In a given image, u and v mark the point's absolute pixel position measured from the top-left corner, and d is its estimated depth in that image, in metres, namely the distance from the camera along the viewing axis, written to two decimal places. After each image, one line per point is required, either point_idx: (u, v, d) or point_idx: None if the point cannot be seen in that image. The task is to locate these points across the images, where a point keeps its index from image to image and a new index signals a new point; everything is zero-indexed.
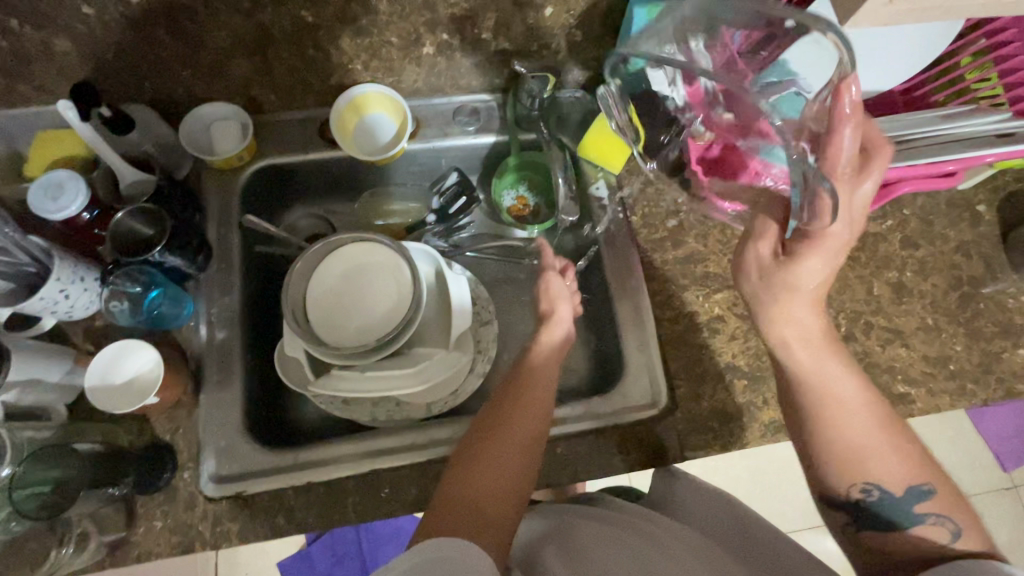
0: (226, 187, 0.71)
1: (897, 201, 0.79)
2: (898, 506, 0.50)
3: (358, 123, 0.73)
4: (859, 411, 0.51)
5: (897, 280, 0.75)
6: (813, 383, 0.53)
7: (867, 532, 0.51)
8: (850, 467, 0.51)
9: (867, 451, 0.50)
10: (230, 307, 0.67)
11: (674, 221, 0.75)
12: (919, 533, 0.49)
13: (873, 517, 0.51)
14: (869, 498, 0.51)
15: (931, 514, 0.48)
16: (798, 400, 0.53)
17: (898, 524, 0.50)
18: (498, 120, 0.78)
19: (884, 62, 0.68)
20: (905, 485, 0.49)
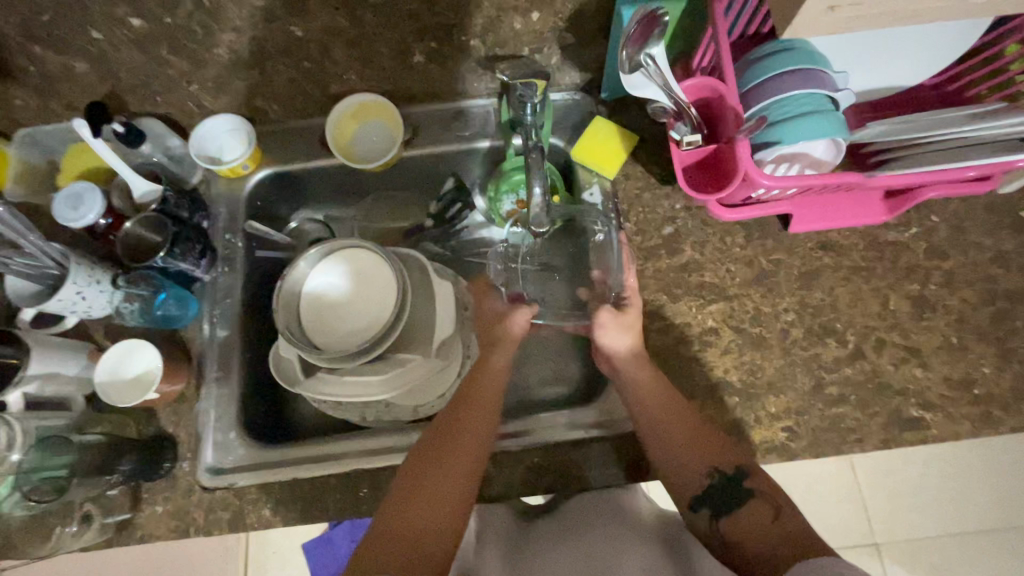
0: (233, 194, 0.75)
1: (925, 206, 0.72)
2: (736, 487, 0.56)
3: (355, 129, 0.74)
4: (683, 420, 0.59)
5: (919, 293, 0.69)
6: (661, 392, 0.61)
7: (728, 520, 0.54)
8: (694, 460, 0.58)
9: (701, 446, 0.58)
10: (231, 309, 0.71)
11: (671, 228, 0.72)
12: (751, 512, 0.54)
13: (725, 503, 0.55)
14: (715, 484, 0.56)
15: (756, 491, 0.55)
16: (655, 414, 0.60)
17: (744, 506, 0.54)
18: (495, 123, 0.76)
19: (898, 56, 0.64)
20: (735, 468, 0.57)
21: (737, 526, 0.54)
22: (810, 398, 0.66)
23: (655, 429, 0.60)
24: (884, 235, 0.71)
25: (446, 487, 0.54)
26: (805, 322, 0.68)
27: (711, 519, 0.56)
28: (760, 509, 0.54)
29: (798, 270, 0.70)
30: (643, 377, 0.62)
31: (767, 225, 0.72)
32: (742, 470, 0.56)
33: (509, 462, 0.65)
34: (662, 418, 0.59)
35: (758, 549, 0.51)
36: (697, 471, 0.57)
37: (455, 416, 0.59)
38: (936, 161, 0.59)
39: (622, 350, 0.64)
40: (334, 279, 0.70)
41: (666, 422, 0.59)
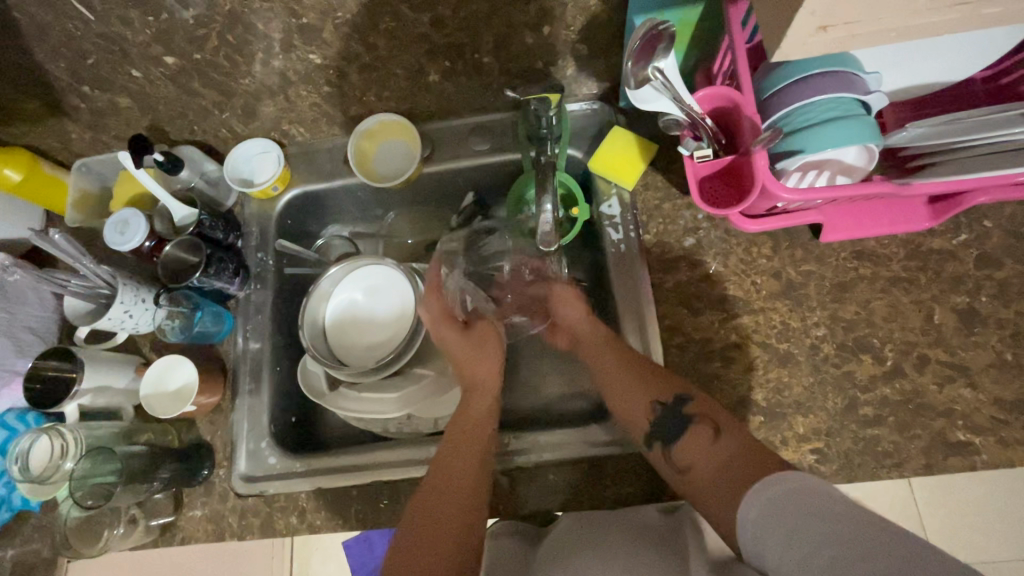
0: (263, 212, 0.78)
1: (976, 211, 0.66)
2: (675, 414, 0.58)
3: (376, 149, 0.76)
4: (621, 370, 0.63)
5: (967, 306, 0.64)
6: (596, 343, 0.67)
7: (677, 447, 0.57)
8: (636, 390, 0.61)
9: (638, 383, 0.61)
10: (263, 323, 0.75)
11: (691, 240, 0.70)
12: (692, 437, 0.56)
13: (668, 431, 0.58)
14: (659, 414, 0.59)
15: (694, 415, 0.57)
16: (602, 363, 0.65)
17: (686, 431, 0.57)
18: (511, 138, 0.76)
19: (931, 53, 0.59)
20: (673, 397, 0.59)
21: (683, 452, 0.56)
22: (841, 419, 0.62)
23: (599, 376, 0.65)
24: (929, 243, 0.66)
25: (442, 549, 0.51)
26: (837, 337, 0.65)
27: (662, 450, 0.58)
28: (695, 433, 0.56)
29: (830, 282, 0.67)
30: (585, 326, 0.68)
31: (796, 234, 0.68)
32: (681, 398, 0.59)
33: (522, 477, 0.66)
34: (613, 357, 0.64)
35: (703, 476, 0.54)
36: (640, 404, 0.61)
37: (450, 470, 0.57)
38: (977, 167, 0.55)
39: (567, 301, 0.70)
40: (358, 294, 0.73)
41: (608, 362, 0.64)
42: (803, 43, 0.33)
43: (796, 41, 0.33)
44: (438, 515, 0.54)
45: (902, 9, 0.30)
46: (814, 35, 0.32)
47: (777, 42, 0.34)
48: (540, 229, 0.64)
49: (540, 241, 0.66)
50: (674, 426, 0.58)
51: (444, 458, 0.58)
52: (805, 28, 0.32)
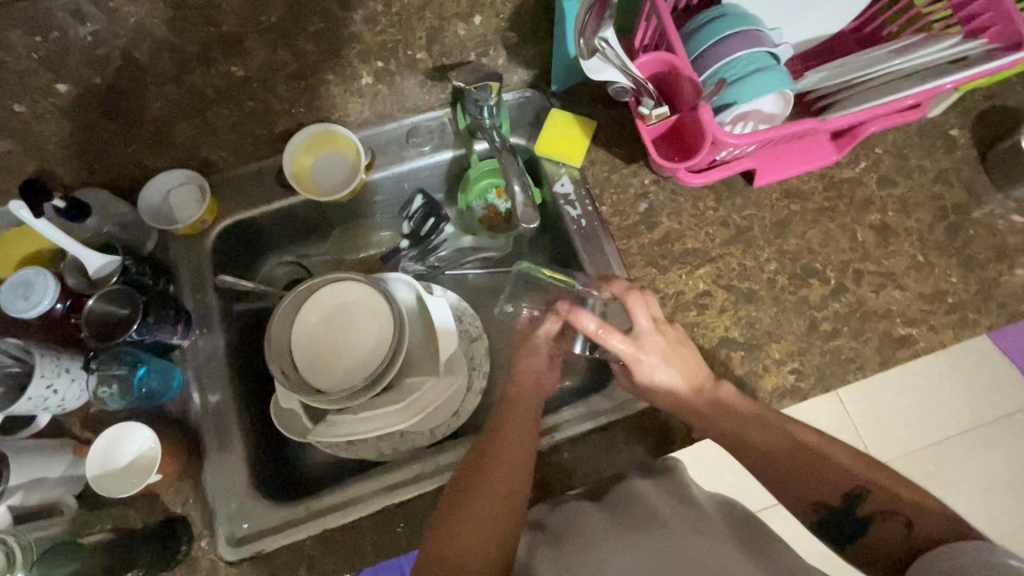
0: (194, 249, 0.71)
1: (867, 141, 0.77)
2: (848, 515, 0.56)
3: (313, 163, 0.74)
4: (784, 462, 0.58)
5: (880, 222, 0.74)
6: (745, 427, 0.60)
7: (858, 544, 0.55)
8: (794, 497, 0.58)
9: (806, 473, 0.57)
10: (219, 370, 0.67)
11: (644, 204, 0.74)
12: (876, 538, 0.54)
13: (842, 532, 0.56)
14: (823, 516, 0.57)
15: (876, 515, 0.54)
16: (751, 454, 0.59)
17: (867, 531, 0.55)
18: (452, 134, 0.78)
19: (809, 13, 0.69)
20: (844, 497, 0.56)
21: (873, 548, 0.54)
22: (808, 339, 0.68)
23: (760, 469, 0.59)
24: (838, 173, 0.76)
25: (477, 551, 0.52)
26: (787, 268, 0.71)
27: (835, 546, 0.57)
28: (885, 528, 0.54)
29: (770, 221, 0.74)
30: (745, 426, 0.60)
31: (732, 183, 0.75)
32: (854, 496, 0.56)
33: (541, 461, 0.66)
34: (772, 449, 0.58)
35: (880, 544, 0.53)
36: (800, 501, 0.58)
37: (471, 485, 0.57)
38: (876, 96, 0.62)
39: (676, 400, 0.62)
40: (324, 316, 0.68)
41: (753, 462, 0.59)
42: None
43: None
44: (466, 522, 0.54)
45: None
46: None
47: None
48: (519, 210, 0.68)
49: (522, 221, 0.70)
50: (851, 519, 0.56)
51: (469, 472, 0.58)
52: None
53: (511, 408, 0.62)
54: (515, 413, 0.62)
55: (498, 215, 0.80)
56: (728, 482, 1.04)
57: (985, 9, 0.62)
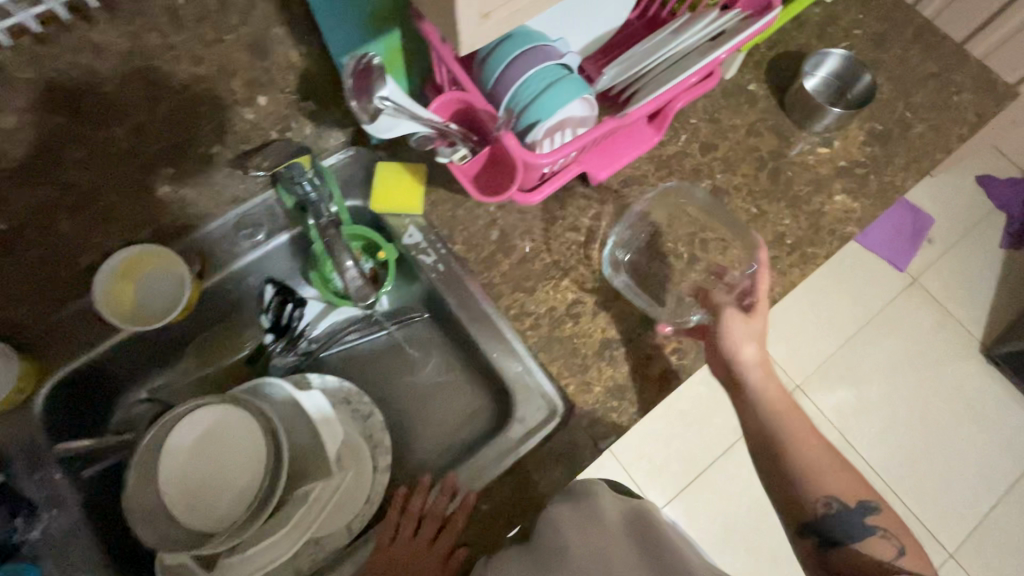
0: (20, 425, 0.62)
1: (681, 114, 0.81)
2: (857, 522, 0.61)
3: (134, 291, 0.67)
4: (818, 461, 0.64)
5: (712, 187, 0.78)
6: (780, 412, 0.67)
7: (848, 551, 0.61)
8: (808, 487, 0.63)
9: (841, 473, 0.63)
10: (83, 548, 0.59)
11: (496, 232, 0.74)
12: (869, 551, 0.60)
13: (842, 532, 0.61)
14: (831, 512, 0.62)
15: (879, 530, 0.61)
16: (777, 434, 0.65)
17: (865, 539, 0.61)
18: (283, 215, 0.72)
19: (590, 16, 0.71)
20: (858, 503, 0.62)
21: (863, 555, 0.60)
22: (679, 316, 0.71)
23: (794, 448, 0.64)
24: (665, 151, 0.79)
25: None
26: (643, 255, 0.74)
27: (817, 548, 0.62)
28: (883, 542, 0.60)
29: (616, 214, 0.76)
30: (796, 420, 0.66)
31: (571, 187, 0.76)
32: (865, 506, 0.62)
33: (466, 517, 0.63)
34: (802, 437, 0.65)
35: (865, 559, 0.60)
36: (810, 500, 0.62)
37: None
38: (665, 80, 0.65)
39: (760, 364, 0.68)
40: (189, 455, 0.61)
41: (793, 444, 0.65)
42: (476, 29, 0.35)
43: (470, 32, 0.34)
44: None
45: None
46: (482, 21, 0.34)
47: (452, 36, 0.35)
48: (354, 288, 0.70)
49: (360, 298, 0.72)
50: (855, 525, 0.61)
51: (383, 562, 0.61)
52: (470, 19, 0.33)
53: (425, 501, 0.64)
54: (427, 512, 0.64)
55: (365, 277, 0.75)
56: (649, 463, 1.37)
57: None
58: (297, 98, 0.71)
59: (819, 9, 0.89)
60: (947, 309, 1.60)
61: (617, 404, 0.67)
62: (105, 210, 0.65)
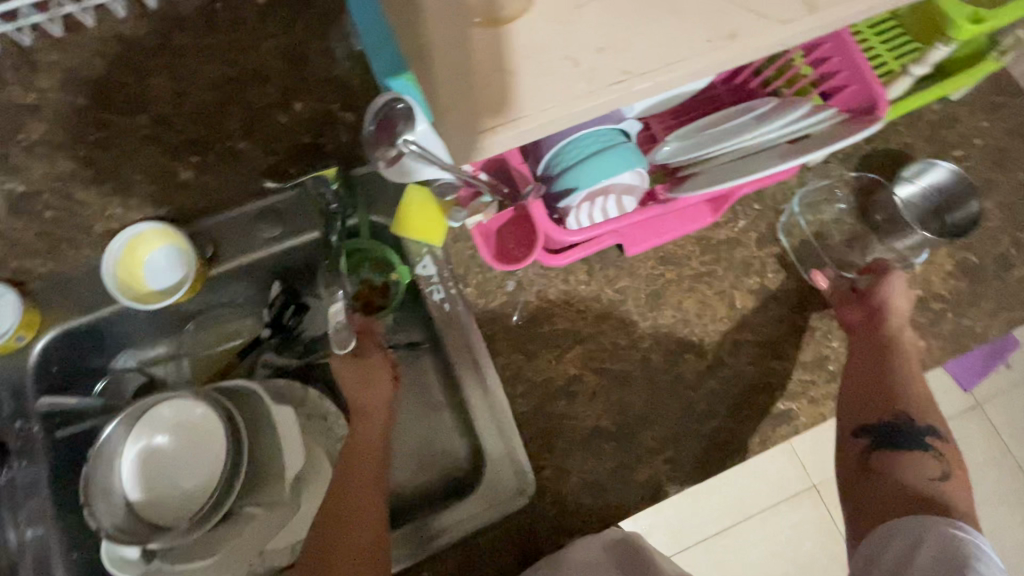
0: (14, 369, 0.64)
1: (745, 197, 0.73)
2: (911, 434, 0.60)
3: (148, 257, 0.67)
4: (908, 383, 0.63)
5: (759, 286, 0.70)
6: (908, 356, 0.64)
7: (894, 457, 0.59)
8: (880, 402, 0.62)
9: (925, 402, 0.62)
10: (43, 505, 0.61)
11: (511, 283, 0.69)
12: (917, 461, 0.59)
13: (893, 441, 0.60)
14: (896, 423, 0.61)
15: (936, 453, 0.59)
16: (887, 355, 0.64)
17: (913, 453, 0.59)
18: (303, 215, 0.69)
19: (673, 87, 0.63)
20: (925, 424, 0.61)
21: (906, 468, 0.58)
22: (683, 420, 0.65)
23: (891, 375, 0.63)
24: (716, 235, 0.72)
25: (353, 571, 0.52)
26: (663, 344, 0.68)
27: (863, 446, 0.61)
28: (933, 462, 0.59)
29: (644, 293, 0.70)
30: (908, 364, 0.64)
31: (604, 253, 0.70)
32: (927, 426, 0.60)
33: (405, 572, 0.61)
34: (901, 362, 0.64)
35: (906, 477, 0.58)
36: (879, 407, 0.62)
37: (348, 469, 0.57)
38: (731, 173, 0.58)
39: (903, 323, 0.65)
40: (157, 440, 0.62)
41: (894, 359, 0.64)
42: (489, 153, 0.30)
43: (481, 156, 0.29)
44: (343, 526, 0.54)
45: (563, 101, 0.28)
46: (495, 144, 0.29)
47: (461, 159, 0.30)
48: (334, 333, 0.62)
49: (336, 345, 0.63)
50: (913, 439, 0.60)
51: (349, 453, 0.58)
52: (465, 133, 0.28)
53: (371, 423, 0.60)
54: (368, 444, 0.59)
55: (374, 290, 0.72)
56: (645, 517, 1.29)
57: (844, 77, 0.62)
58: (336, 107, 0.70)
59: (937, 107, 0.77)
60: (1007, 441, 1.43)
61: (591, 499, 0.62)
62: (128, 185, 0.67)
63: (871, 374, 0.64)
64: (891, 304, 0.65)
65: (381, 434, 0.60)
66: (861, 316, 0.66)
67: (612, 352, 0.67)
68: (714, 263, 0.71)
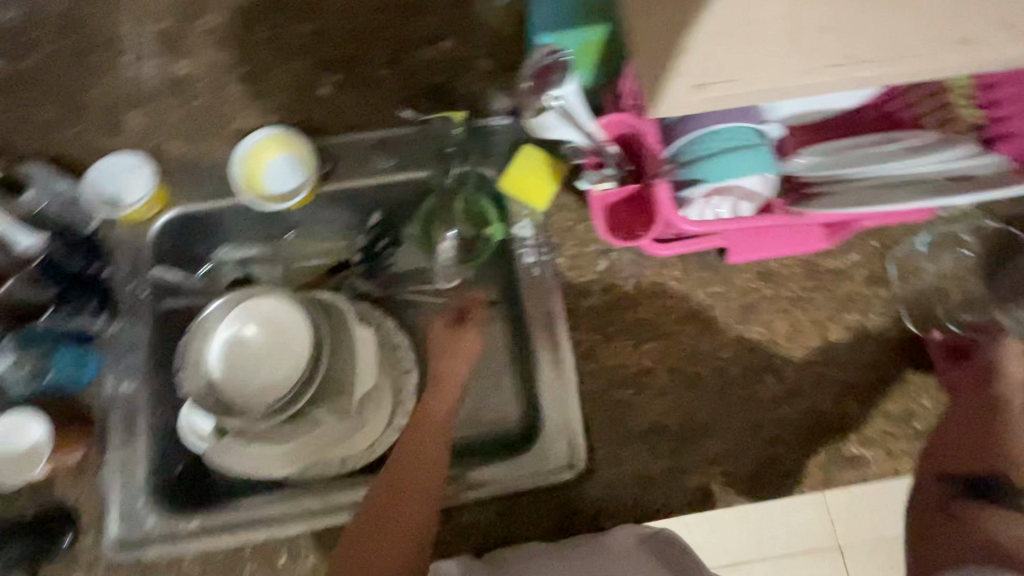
0: (136, 236, 0.69)
1: (864, 232, 0.70)
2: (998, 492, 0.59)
3: (266, 164, 0.69)
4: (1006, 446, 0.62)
5: (859, 325, 0.67)
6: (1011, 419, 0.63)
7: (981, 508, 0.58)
8: (972, 455, 0.61)
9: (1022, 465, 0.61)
10: (137, 364, 0.66)
11: (604, 263, 0.69)
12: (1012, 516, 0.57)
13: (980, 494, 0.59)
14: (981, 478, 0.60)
15: None
16: (990, 414, 0.62)
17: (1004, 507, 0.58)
18: (419, 153, 0.71)
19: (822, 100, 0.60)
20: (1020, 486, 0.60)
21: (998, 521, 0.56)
22: (749, 440, 0.63)
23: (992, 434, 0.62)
24: (823, 263, 0.69)
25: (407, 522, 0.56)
26: (744, 358, 0.66)
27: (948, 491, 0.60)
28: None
29: (736, 304, 0.68)
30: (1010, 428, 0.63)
31: (703, 255, 0.69)
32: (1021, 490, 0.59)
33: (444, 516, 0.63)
34: (1001, 424, 0.63)
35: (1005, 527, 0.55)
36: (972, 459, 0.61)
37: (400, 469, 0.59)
38: (868, 200, 0.55)
39: (1012, 387, 0.63)
40: (244, 332, 0.65)
41: (995, 420, 0.62)
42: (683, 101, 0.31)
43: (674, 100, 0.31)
44: (388, 525, 0.56)
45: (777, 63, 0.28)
46: (692, 93, 0.30)
47: (655, 101, 0.32)
48: None
49: None
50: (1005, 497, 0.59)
51: (405, 447, 0.60)
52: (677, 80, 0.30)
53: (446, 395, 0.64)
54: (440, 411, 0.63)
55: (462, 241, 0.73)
56: None
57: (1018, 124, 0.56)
58: (474, 56, 0.71)
59: None
60: None
61: (639, 491, 0.62)
62: (270, 92, 0.71)
63: (968, 428, 0.62)
64: (999, 364, 0.64)
65: (450, 404, 0.64)
66: (966, 374, 0.64)
67: (690, 355, 0.66)
68: (815, 291, 0.68)
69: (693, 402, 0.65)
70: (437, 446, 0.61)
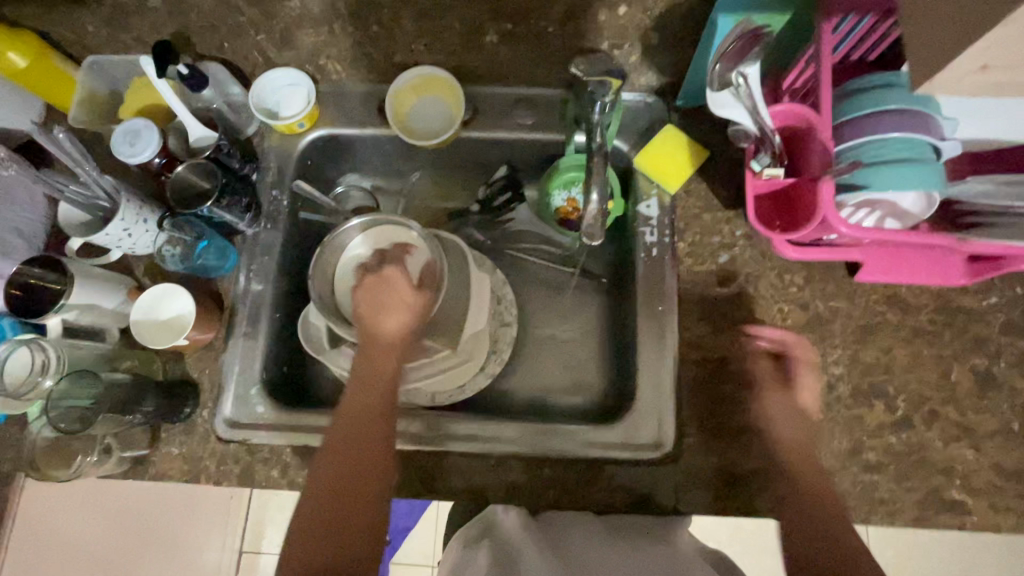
0: (285, 148, 0.74)
1: (1009, 275, 0.66)
2: None
3: (415, 102, 0.73)
4: None
5: (985, 369, 0.64)
6: None
7: None
8: None
9: None
10: (268, 265, 0.71)
11: (726, 256, 0.68)
12: None
13: None
14: None
15: None
16: None
17: None
18: (559, 116, 0.72)
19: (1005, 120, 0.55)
20: None
21: None
22: (845, 460, 0.62)
23: None
24: (958, 299, 0.66)
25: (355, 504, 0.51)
26: (854, 378, 0.64)
27: None
28: None
29: (856, 323, 0.66)
30: None
31: (831, 267, 0.67)
32: None
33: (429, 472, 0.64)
34: None
35: None
36: None
37: (340, 479, 0.52)
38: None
39: None
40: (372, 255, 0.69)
41: None
42: (954, 79, 0.34)
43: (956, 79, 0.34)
44: (345, 529, 0.50)
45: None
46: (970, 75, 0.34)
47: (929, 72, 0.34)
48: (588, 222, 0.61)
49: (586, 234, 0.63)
50: None
51: (345, 419, 0.56)
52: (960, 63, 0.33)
53: (383, 361, 0.61)
54: (375, 375, 0.59)
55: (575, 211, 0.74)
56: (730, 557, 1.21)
57: None
58: (633, 28, 0.71)
59: None
60: None
61: (724, 486, 0.62)
62: (431, 33, 0.73)
63: None
64: None
65: (388, 370, 0.60)
66: None
67: (799, 364, 0.65)
68: (944, 326, 0.65)
69: (792, 410, 0.64)
70: (374, 433, 0.55)
